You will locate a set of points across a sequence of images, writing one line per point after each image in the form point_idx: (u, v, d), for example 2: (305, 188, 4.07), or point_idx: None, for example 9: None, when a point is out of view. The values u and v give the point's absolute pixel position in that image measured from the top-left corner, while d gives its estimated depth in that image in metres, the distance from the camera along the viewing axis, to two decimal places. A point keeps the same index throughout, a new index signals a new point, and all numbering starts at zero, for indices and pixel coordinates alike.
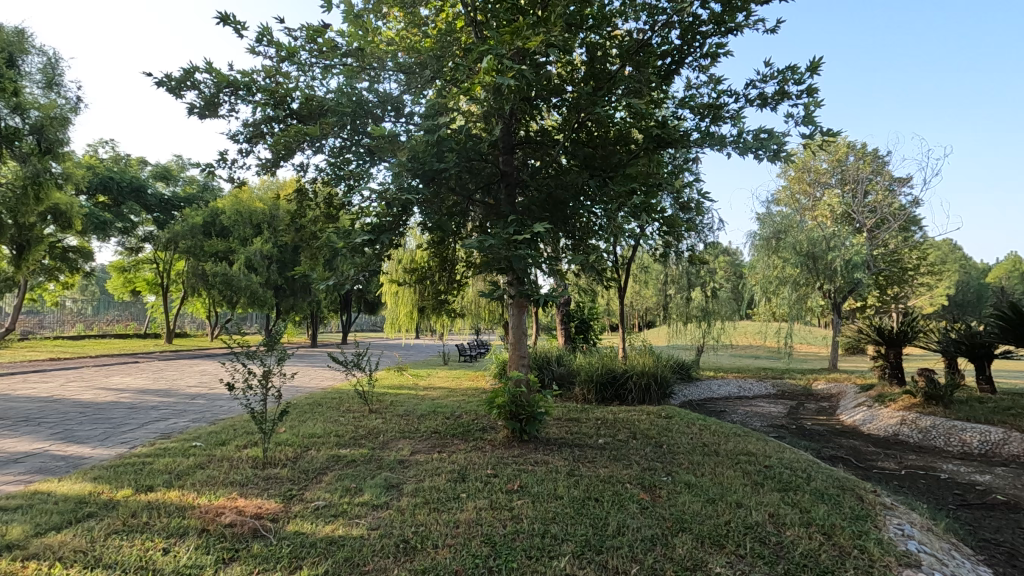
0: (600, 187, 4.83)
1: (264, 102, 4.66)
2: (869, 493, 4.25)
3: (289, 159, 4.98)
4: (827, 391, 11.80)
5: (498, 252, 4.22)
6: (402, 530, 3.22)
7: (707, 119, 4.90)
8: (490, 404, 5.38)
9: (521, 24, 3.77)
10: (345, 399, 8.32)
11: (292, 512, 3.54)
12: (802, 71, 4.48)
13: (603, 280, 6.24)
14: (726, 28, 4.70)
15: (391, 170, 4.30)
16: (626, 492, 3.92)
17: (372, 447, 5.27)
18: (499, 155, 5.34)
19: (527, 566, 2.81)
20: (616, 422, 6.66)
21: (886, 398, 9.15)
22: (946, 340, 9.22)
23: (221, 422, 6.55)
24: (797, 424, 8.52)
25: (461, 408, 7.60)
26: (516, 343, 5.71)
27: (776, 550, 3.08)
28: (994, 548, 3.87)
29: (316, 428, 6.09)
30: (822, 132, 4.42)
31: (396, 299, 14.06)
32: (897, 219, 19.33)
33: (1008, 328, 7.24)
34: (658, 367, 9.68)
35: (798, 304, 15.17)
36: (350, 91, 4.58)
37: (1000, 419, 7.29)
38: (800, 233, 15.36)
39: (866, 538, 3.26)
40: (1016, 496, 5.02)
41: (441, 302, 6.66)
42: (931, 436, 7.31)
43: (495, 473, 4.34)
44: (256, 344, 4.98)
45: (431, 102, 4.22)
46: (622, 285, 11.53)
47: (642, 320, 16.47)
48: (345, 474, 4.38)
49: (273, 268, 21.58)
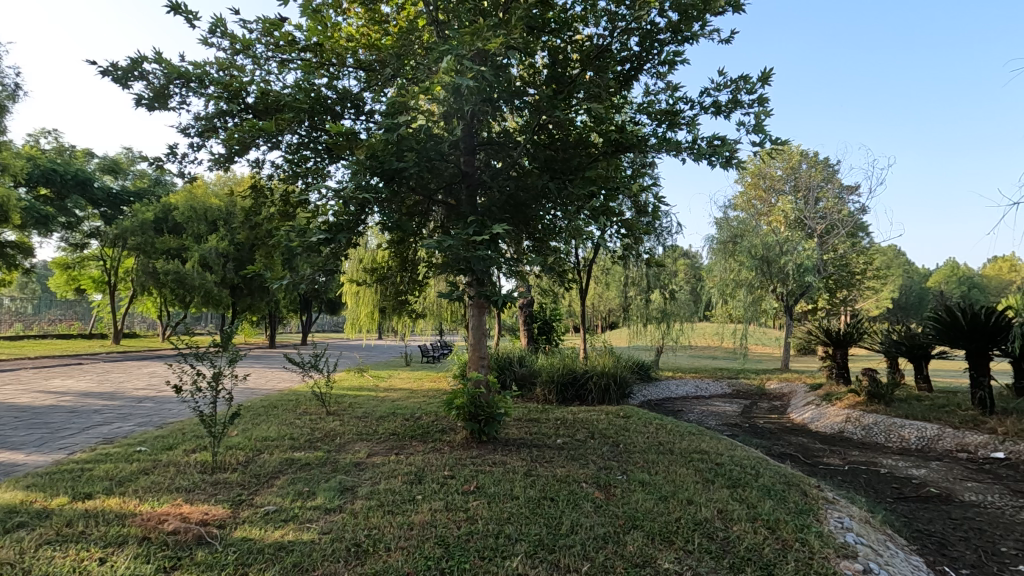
0: (560, 189, 4.89)
1: (217, 95, 4.51)
2: (813, 488, 4.42)
3: (243, 155, 4.83)
4: (779, 390, 12.23)
5: (457, 253, 4.20)
6: (355, 533, 3.18)
7: (664, 125, 5.01)
8: (449, 405, 5.34)
9: (481, 26, 3.78)
10: (302, 400, 8.17)
11: (240, 517, 3.44)
12: (754, 81, 4.64)
13: (564, 282, 6.29)
14: (683, 36, 4.84)
15: (349, 168, 4.24)
16: (582, 491, 3.97)
17: (328, 450, 5.18)
18: (460, 157, 5.34)
19: (479, 567, 2.81)
20: (574, 422, 6.71)
21: (833, 396, 9.55)
22: (889, 341, 9.69)
23: (169, 426, 6.31)
24: (749, 422, 8.80)
25: (421, 409, 7.56)
26: (475, 344, 5.70)
27: (722, 545, 3.18)
28: (927, 539, 4.09)
29: (269, 432, 5.93)
30: (772, 141, 4.56)
31: (357, 299, 13.87)
32: (845, 225, 20.26)
33: (943, 330, 7.63)
34: (617, 368, 9.83)
35: (753, 306, 15.70)
36: (308, 86, 4.52)
37: (936, 416, 7.71)
38: (756, 237, 15.93)
39: (808, 531, 3.40)
40: (948, 489, 5.31)
41: (402, 303, 6.61)
42: (872, 432, 7.68)
43: (451, 475, 4.33)
44: (206, 344, 4.78)
45: (391, 100, 4.19)
46: (584, 287, 11.69)
47: (604, 321, 16.74)
48: (298, 477, 4.29)
49: (230, 266, 20.97)
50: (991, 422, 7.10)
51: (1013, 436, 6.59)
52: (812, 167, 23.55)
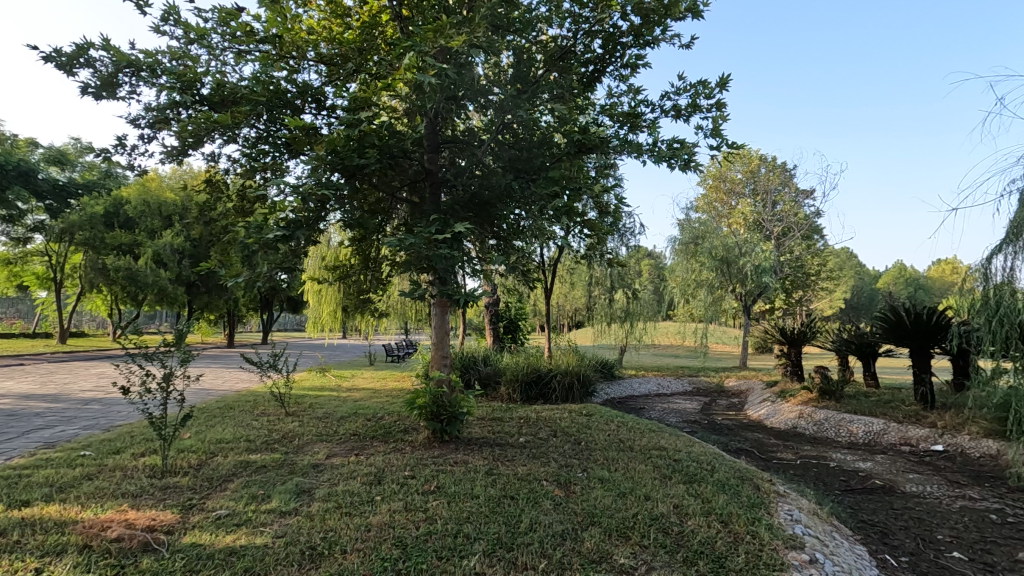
0: (524, 189, 4.90)
1: (170, 85, 4.33)
2: (765, 482, 4.57)
3: (198, 148, 4.67)
4: (738, 387, 12.58)
5: (419, 252, 4.15)
6: (309, 537, 3.11)
7: (626, 127, 5.09)
8: (410, 405, 5.28)
9: (444, 23, 3.72)
10: (260, 401, 7.96)
11: (191, 523, 3.33)
12: (712, 86, 4.76)
13: (529, 282, 6.31)
14: (644, 40, 4.94)
15: (308, 164, 4.14)
16: (542, 490, 4.00)
17: (286, 452, 5.07)
18: (424, 154, 5.30)
19: (436, 567, 2.79)
20: (537, 420, 6.76)
21: (787, 393, 9.89)
22: (839, 339, 10.11)
23: (116, 429, 6.05)
24: (709, 419, 9.01)
25: (383, 408, 7.48)
26: (438, 344, 5.66)
27: (677, 539, 3.25)
28: (870, 528, 4.28)
29: (225, 433, 5.76)
30: (728, 145, 4.69)
31: (319, 298, 13.62)
32: (800, 228, 21.03)
33: (889, 330, 7.99)
34: (581, 367, 9.92)
35: (713, 306, 16.13)
36: (266, 79, 4.39)
37: (882, 411, 8.08)
38: (716, 239, 16.33)
39: (759, 524, 3.51)
40: (891, 481, 5.57)
41: (365, 302, 6.52)
42: (823, 428, 7.99)
43: (412, 475, 4.28)
44: (156, 344, 4.60)
45: (353, 95, 4.12)
46: (549, 286, 11.77)
47: (570, 321, 16.91)
48: (252, 480, 4.18)
49: (186, 263, 20.34)
50: (932, 416, 7.48)
51: (951, 429, 6.96)
52: (770, 172, 24.35)
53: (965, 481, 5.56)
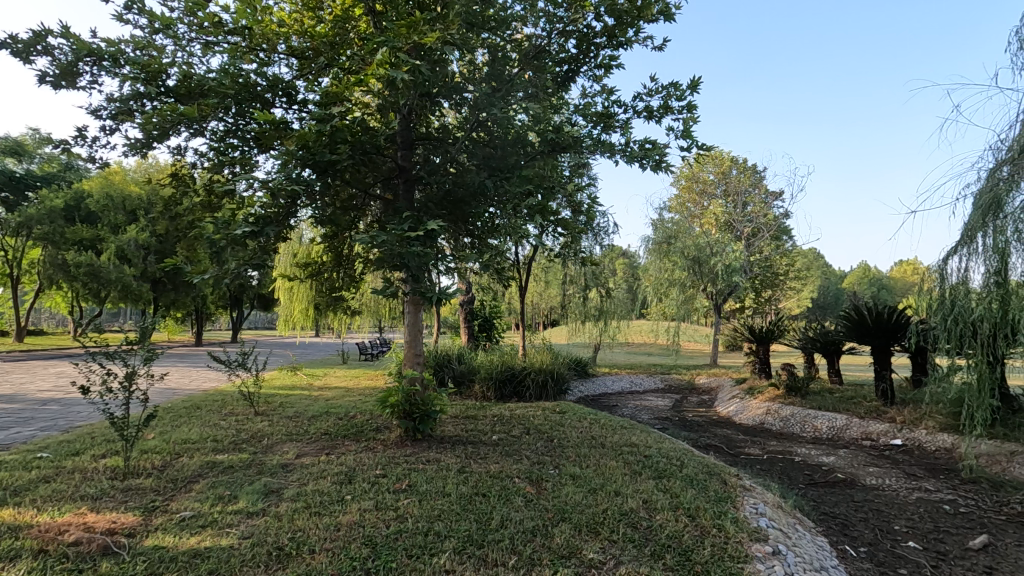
0: (498, 187, 4.90)
1: (134, 76, 4.21)
2: (732, 477, 4.67)
3: (163, 141, 4.54)
4: (708, 385, 12.82)
5: (392, 249, 4.13)
6: (277, 537, 3.07)
7: (600, 127, 5.14)
8: (383, 404, 5.24)
9: (417, 19, 3.70)
10: (228, 401, 7.79)
11: (153, 525, 3.25)
12: (683, 88, 4.84)
13: (503, 280, 6.31)
14: (617, 42, 5.00)
15: (278, 159, 4.06)
16: (513, 487, 4.02)
17: (254, 452, 4.99)
18: (398, 151, 5.28)
19: (406, 566, 2.78)
20: (511, 418, 6.79)
21: (755, 390, 10.13)
22: (805, 337, 10.37)
23: (76, 430, 5.86)
24: (679, 416, 9.16)
25: (355, 407, 7.39)
26: (410, 342, 5.63)
27: (645, 533, 3.31)
28: (832, 520, 4.42)
29: (190, 434, 5.62)
30: (698, 146, 4.78)
31: (290, 296, 13.40)
32: (769, 229, 21.47)
33: (853, 329, 8.23)
34: (555, 365, 9.97)
35: (685, 305, 16.39)
36: (235, 71, 4.30)
37: (845, 407, 8.33)
38: (688, 239, 16.58)
39: (725, 517, 3.60)
40: (853, 474, 5.76)
41: (337, 300, 6.44)
42: (789, 423, 8.22)
43: (383, 474, 4.25)
44: (118, 343, 4.46)
45: (325, 90, 4.06)
46: (524, 285, 11.79)
47: (545, 319, 16.99)
48: (219, 481, 4.09)
49: (151, 259, 19.82)
50: (892, 411, 7.74)
51: (909, 424, 7.22)
52: (741, 173, 24.84)
53: (921, 473, 5.78)
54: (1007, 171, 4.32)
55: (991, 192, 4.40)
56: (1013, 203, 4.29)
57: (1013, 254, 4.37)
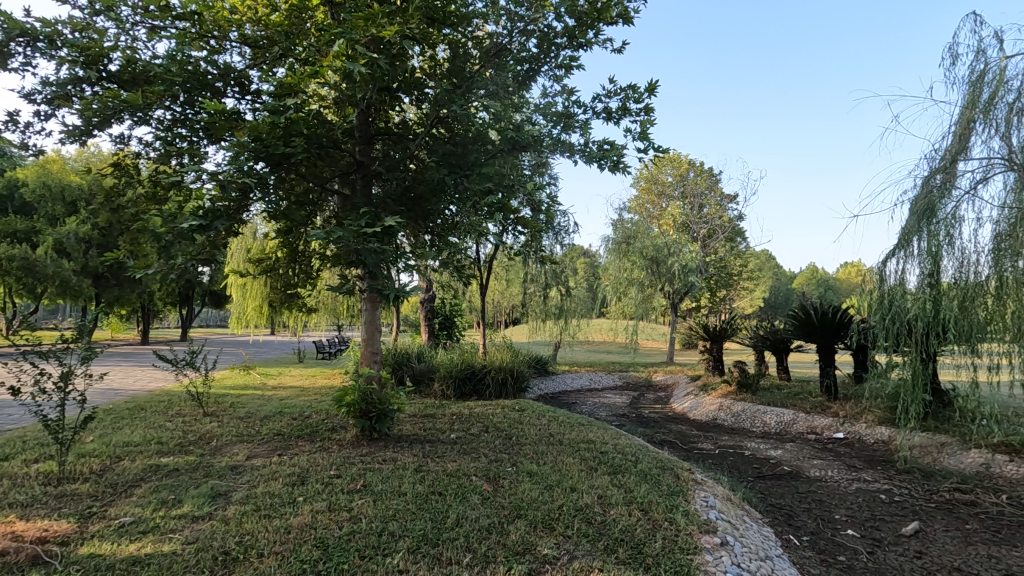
0: (457, 184, 4.86)
1: (72, 58, 3.98)
2: (685, 471, 4.79)
3: (104, 129, 4.32)
4: (664, 382, 13.11)
5: (348, 245, 4.04)
6: (223, 542, 2.97)
7: (560, 127, 5.17)
8: (338, 403, 5.12)
9: (375, 11, 3.62)
10: (175, 401, 7.47)
11: (89, 532, 3.09)
12: (641, 91, 4.92)
13: (463, 278, 6.28)
14: (578, 43, 5.03)
15: (229, 150, 3.92)
16: (470, 485, 4.01)
17: (201, 454, 4.80)
18: (356, 145, 5.19)
19: (358, 567, 2.74)
20: (470, 416, 6.77)
21: (709, 386, 10.45)
22: (757, 336, 10.74)
23: (5, 434, 5.49)
24: (636, 413, 9.36)
25: (311, 407, 7.22)
26: (368, 340, 5.54)
27: (599, 528, 3.36)
28: (777, 511, 4.60)
29: (133, 436, 5.37)
30: (655, 148, 4.88)
31: (243, 292, 12.99)
32: (724, 231, 22.13)
33: (800, 327, 8.58)
34: (515, 363, 10.01)
35: (643, 303, 16.71)
36: (183, 58, 4.14)
37: (792, 402, 8.68)
38: (647, 239, 16.90)
39: (676, 511, 3.69)
40: (798, 466, 6.01)
41: (292, 297, 6.27)
42: (740, 419, 8.52)
43: (338, 474, 4.17)
44: (53, 341, 4.21)
45: (279, 80, 3.94)
46: (485, 283, 11.78)
47: (507, 317, 17.03)
48: (162, 485, 3.92)
49: (93, 252, 18.81)
50: (835, 406, 8.11)
51: (851, 418, 7.57)
52: (698, 176, 25.52)
53: (860, 464, 6.09)
54: (940, 179, 4.57)
55: (925, 199, 4.67)
56: (944, 209, 4.56)
57: (945, 256, 4.64)
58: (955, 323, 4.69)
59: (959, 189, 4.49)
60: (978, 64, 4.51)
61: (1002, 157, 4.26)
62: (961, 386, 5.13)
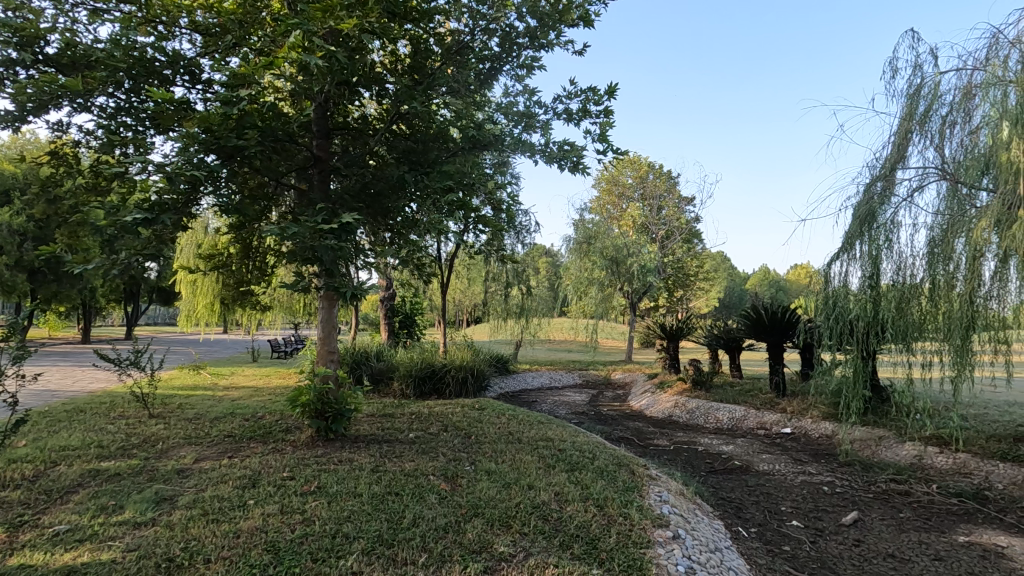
0: (417, 181, 4.81)
1: (4, 39, 3.74)
2: (640, 467, 4.89)
3: (40, 115, 4.08)
4: (622, 380, 13.36)
5: (304, 242, 3.93)
6: (167, 548, 2.85)
7: (521, 126, 5.18)
8: (292, 404, 4.99)
9: (334, 3, 3.54)
10: (118, 403, 7.14)
11: (19, 542, 2.92)
12: (601, 93, 5.00)
13: (423, 276, 6.22)
14: (539, 43, 5.05)
15: (177, 141, 3.77)
16: (428, 484, 3.99)
17: (146, 457, 4.60)
18: (313, 139, 5.06)
19: (311, 570, 2.69)
20: (429, 416, 6.72)
21: (665, 384, 10.69)
22: (711, 335, 11.05)
23: None
24: (595, 411, 9.48)
25: (265, 408, 7.03)
26: (324, 339, 5.42)
27: (555, 524, 3.40)
28: (727, 504, 4.76)
29: (70, 440, 5.09)
30: (614, 150, 4.96)
31: (193, 289, 12.50)
32: (681, 232, 22.66)
33: (751, 326, 8.88)
34: (476, 362, 10.00)
35: (603, 303, 16.94)
36: (129, 44, 3.96)
37: (744, 399, 8.98)
38: (607, 239, 17.13)
39: (630, 506, 3.77)
40: (748, 461, 6.23)
41: (244, 294, 6.08)
42: (694, 415, 8.76)
43: (291, 476, 4.07)
44: None
45: (231, 70, 3.80)
46: (445, 281, 11.70)
47: (468, 316, 16.97)
48: (102, 490, 3.74)
49: (28, 245, 17.69)
50: (783, 403, 8.44)
51: (798, 414, 7.89)
52: (657, 178, 26.03)
53: (805, 458, 6.36)
54: (880, 186, 4.82)
55: (866, 205, 4.92)
56: (884, 215, 4.82)
57: (884, 260, 4.89)
58: (892, 323, 4.96)
59: (897, 196, 4.75)
60: (915, 78, 4.78)
61: (935, 167, 4.53)
62: (898, 383, 5.42)
